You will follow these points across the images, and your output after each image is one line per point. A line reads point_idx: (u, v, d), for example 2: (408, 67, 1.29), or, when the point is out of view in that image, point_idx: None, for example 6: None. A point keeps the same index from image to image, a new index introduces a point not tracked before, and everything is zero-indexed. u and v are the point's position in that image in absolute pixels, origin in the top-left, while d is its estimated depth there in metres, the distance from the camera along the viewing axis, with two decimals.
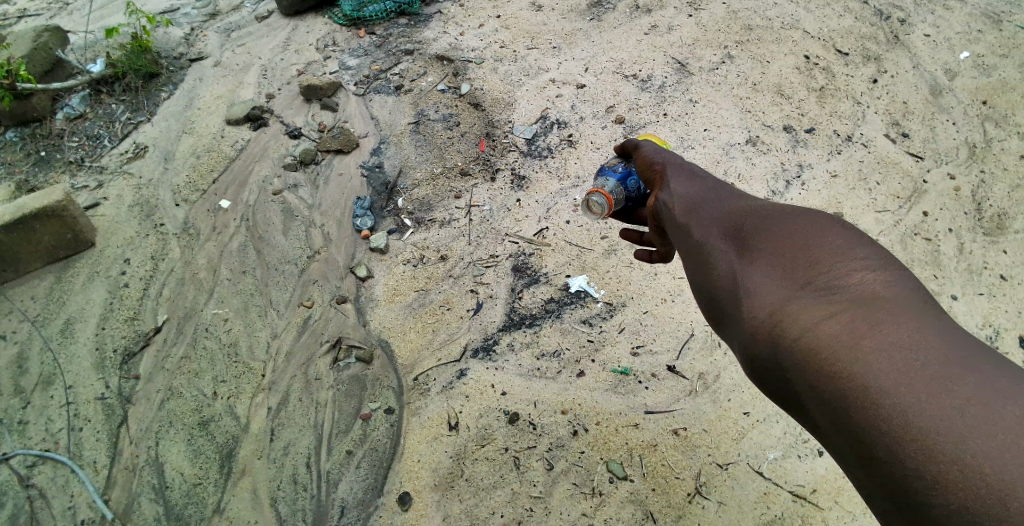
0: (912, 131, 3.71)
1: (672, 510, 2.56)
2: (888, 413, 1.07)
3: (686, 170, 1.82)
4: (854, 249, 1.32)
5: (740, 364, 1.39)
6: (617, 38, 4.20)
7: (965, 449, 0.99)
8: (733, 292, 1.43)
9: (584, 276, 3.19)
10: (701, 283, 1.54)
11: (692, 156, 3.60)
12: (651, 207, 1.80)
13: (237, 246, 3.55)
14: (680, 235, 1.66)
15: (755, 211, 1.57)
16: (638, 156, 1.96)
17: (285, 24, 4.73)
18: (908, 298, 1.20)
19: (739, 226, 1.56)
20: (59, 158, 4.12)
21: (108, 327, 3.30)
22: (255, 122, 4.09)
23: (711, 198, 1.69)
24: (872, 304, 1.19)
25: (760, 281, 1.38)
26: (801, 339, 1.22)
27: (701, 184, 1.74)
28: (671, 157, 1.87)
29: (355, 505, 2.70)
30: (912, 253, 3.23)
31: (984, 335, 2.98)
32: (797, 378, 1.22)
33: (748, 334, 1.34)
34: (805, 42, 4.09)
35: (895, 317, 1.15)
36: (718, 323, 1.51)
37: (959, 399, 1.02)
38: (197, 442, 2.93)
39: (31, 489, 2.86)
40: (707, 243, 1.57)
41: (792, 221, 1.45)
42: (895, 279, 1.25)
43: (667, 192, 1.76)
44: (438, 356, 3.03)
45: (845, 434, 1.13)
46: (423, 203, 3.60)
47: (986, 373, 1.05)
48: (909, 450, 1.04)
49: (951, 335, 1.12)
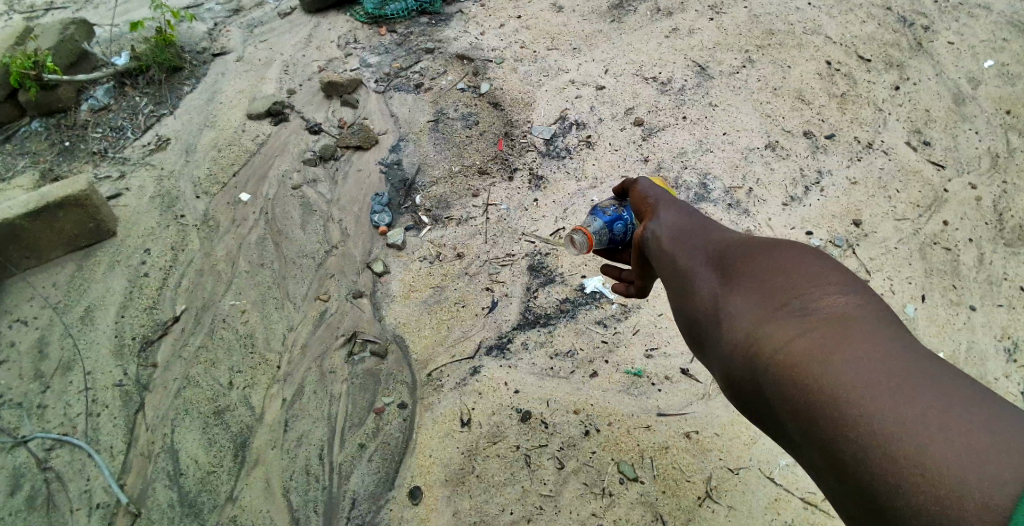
0: (934, 139, 3.67)
1: (682, 513, 2.56)
2: (856, 420, 1.08)
3: (676, 200, 1.86)
4: (830, 267, 1.34)
5: (721, 382, 1.40)
6: (638, 40, 4.20)
7: (933, 458, 0.99)
8: (712, 312, 1.45)
9: (599, 277, 3.20)
10: (684, 304, 1.56)
11: (711, 160, 3.59)
12: (638, 233, 1.83)
13: (255, 239, 3.59)
14: (667, 257, 1.68)
15: (739, 236, 1.60)
16: (630, 187, 1.99)
17: (307, 21, 4.77)
18: (882, 316, 1.22)
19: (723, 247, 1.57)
20: (83, 148, 4.18)
21: (127, 315, 3.36)
22: (276, 117, 4.13)
23: (698, 223, 1.72)
24: (847, 320, 1.20)
25: (739, 301, 1.40)
26: (777, 355, 1.23)
27: (689, 212, 1.78)
28: (662, 190, 1.91)
29: (366, 498, 2.73)
30: (931, 262, 3.20)
31: (1001, 348, 2.95)
32: (772, 394, 1.23)
33: (726, 353, 1.36)
34: (827, 48, 4.07)
35: (869, 333, 1.16)
36: (701, 344, 1.52)
37: (923, 406, 1.03)
38: (212, 431, 2.97)
39: (48, 472, 2.90)
40: (689, 263, 1.60)
41: (772, 241, 1.48)
42: (870, 297, 1.26)
43: (656, 218, 1.79)
44: (452, 352, 3.05)
45: (818, 447, 1.14)
46: (440, 201, 3.62)
47: (958, 387, 1.06)
48: (876, 456, 1.04)
49: (926, 353, 1.13)
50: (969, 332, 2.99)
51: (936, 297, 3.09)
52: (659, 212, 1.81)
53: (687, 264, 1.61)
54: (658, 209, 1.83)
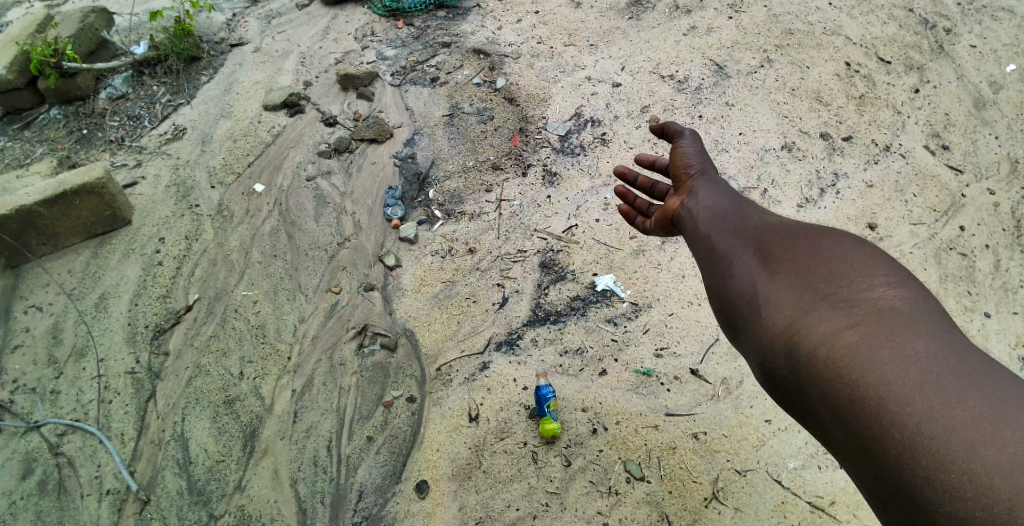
0: (953, 143, 3.63)
1: (688, 514, 2.55)
2: (900, 422, 1.18)
3: (715, 183, 2.06)
4: (871, 261, 1.47)
5: (756, 370, 1.50)
6: (655, 38, 4.18)
7: (976, 462, 1.09)
8: (749, 297, 1.57)
9: (610, 275, 3.19)
10: (719, 289, 1.67)
11: (726, 160, 3.57)
12: (680, 211, 2.04)
13: (268, 230, 3.61)
14: (707, 244, 1.81)
15: (779, 227, 1.71)
16: (676, 162, 2.18)
17: (325, 13, 4.78)
18: (920, 310, 1.34)
19: (762, 238, 1.70)
20: (100, 136, 4.22)
21: (141, 303, 3.39)
22: (292, 108, 4.15)
23: (736, 212, 1.88)
24: (886, 314, 1.32)
25: (780, 292, 1.51)
26: (819, 348, 1.34)
27: (728, 198, 1.96)
28: (702, 166, 2.14)
29: (373, 491, 2.74)
30: (946, 267, 3.17)
31: (1016, 355, 2.91)
32: (810, 383, 1.34)
33: (764, 341, 1.47)
34: (846, 49, 4.03)
35: (911, 329, 1.28)
36: (732, 332, 1.63)
37: (966, 411, 1.14)
38: (222, 420, 3.00)
39: (60, 457, 2.94)
40: (729, 249, 1.73)
41: (814, 235, 1.60)
42: (911, 292, 1.38)
43: (695, 199, 2.02)
44: (461, 347, 3.06)
45: (857, 441, 1.24)
46: (454, 195, 3.62)
47: (993, 387, 1.17)
48: (921, 457, 1.15)
49: (963, 351, 1.25)
50: (983, 340, 2.95)
51: (950, 303, 3.05)
52: (699, 197, 2.02)
53: (728, 255, 1.72)
54: (697, 193, 2.04)
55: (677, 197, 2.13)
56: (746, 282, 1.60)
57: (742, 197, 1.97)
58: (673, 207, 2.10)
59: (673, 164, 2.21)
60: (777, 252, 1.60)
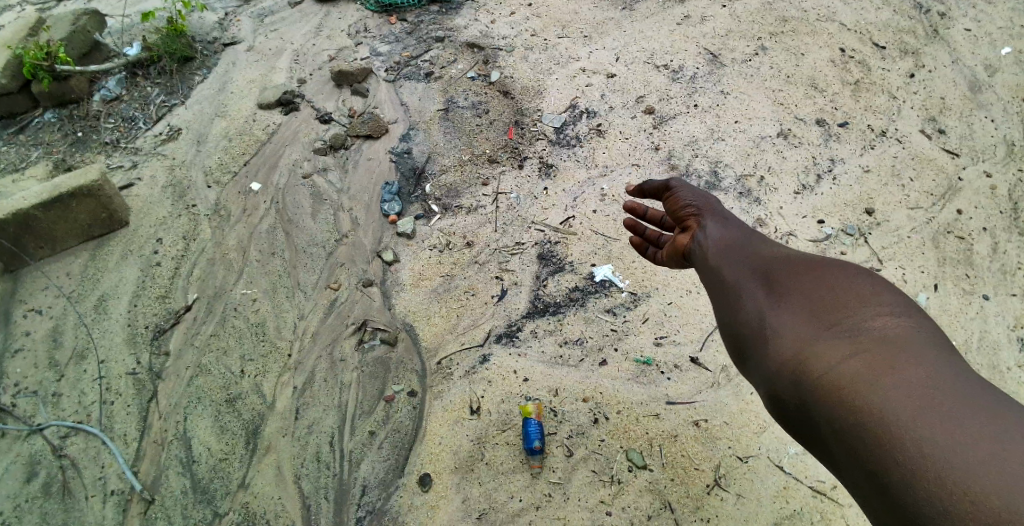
0: (949, 127, 3.63)
1: (690, 501, 2.57)
2: (901, 443, 1.22)
3: (722, 215, 2.05)
4: (876, 290, 1.49)
5: (764, 397, 1.53)
6: (649, 28, 4.17)
7: (973, 482, 1.14)
8: (756, 326, 1.59)
9: (609, 266, 3.20)
10: (729, 319, 1.69)
11: (722, 148, 3.57)
12: (689, 244, 2.03)
13: (266, 228, 3.61)
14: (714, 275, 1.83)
15: (785, 258, 1.73)
16: (675, 199, 2.18)
17: (318, 10, 4.77)
18: (923, 338, 1.37)
19: (769, 268, 1.71)
20: (95, 138, 4.20)
21: (140, 304, 3.39)
22: (287, 106, 4.14)
23: (744, 244, 1.89)
24: (890, 343, 1.36)
25: (786, 321, 1.53)
26: (825, 376, 1.37)
27: (736, 232, 1.96)
28: (706, 200, 2.13)
29: (376, 485, 2.75)
30: (944, 251, 3.17)
31: (1015, 337, 2.91)
32: (817, 410, 1.38)
33: (772, 370, 1.50)
34: (841, 35, 4.03)
35: (913, 357, 1.31)
36: (740, 360, 1.65)
37: (965, 433, 1.18)
38: (224, 418, 3.00)
39: (63, 459, 2.94)
40: (736, 280, 1.75)
41: (820, 266, 1.62)
42: (916, 323, 1.41)
43: (704, 231, 2.01)
44: (461, 340, 3.06)
45: (862, 464, 1.28)
46: (450, 189, 3.62)
47: (991, 410, 1.22)
48: (922, 478, 1.19)
49: (963, 377, 1.29)
50: (982, 322, 2.96)
51: (949, 287, 3.06)
52: (709, 231, 2.00)
53: (736, 284, 1.74)
54: (705, 226, 2.02)
55: (684, 232, 2.12)
56: (753, 312, 1.62)
57: (749, 231, 1.97)
58: (681, 243, 2.09)
59: (674, 198, 2.21)
60: (784, 283, 1.62)
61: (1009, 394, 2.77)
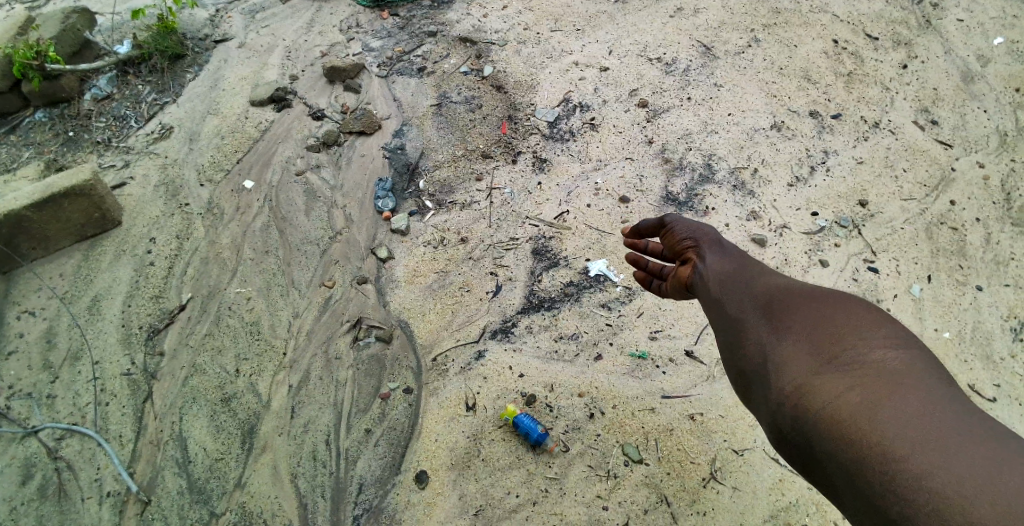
0: (942, 118, 3.63)
1: (687, 495, 2.57)
2: (904, 474, 1.21)
3: (721, 243, 1.90)
4: (876, 321, 1.47)
5: (767, 430, 1.51)
6: (642, 21, 4.16)
7: (976, 513, 1.13)
8: (758, 359, 1.55)
9: (603, 260, 3.19)
10: (730, 352, 1.65)
11: (716, 141, 3.56)
12: (690, 277, 1.87)
13: (259, 226, 3.59)
14: (715, 306, 1.76)
15: (786, 288, 1.67)
16: (673, 225, 2.04)
17: (309, 6, 4.74)
18: (922, 368, 1.36)
19: (770, 299, 1.65)
20: (87, 138, 4.18)
21: (134, 305, 3.37)
22: (279, 103, 4.12)
23: (744, 272, 1.79)
24: (890, 373, 1.34)
25: (789, 354, 1.50)
26: (826, 409, 1.36)
27: (736, 261, 1.82)
28: (702, 228, 1.98)
29: (373, 483, 2.75)
30: (937, 242, 3.18)
31: (1008, 328, 2.92)
32: (818, 442, 1.36)
33: (774, 403, 1.48)
34: (834, 27, 4.02)
35: (913, 386, 1.30)
36: (743, 392, 1.62)
37: (967, 462, 1.18)
38: (220, 418, 3.00)
39: (59, 461, 2.93)
40: (738, 312, 1.68)
41: (820, 297, 1.58)
42: (914, 353, 1.40)
43: (704, 261, 1.85)
44: (456, 337, 3.06)
45: (863, 495, 1.27)
46: (444, 185, 3.61)
47: (991, 440, 1.21)
48: (923, 509, 1.18)
49: (961, 407, 1.28)
50: (976, 313, 2.97)
51: (942, 278, 3.06)
52: (710, 260, 1.84)
53: (737, 315, 1.68)
54: (703, 253, 1.87)
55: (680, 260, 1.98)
56: (755, 344, 1.59)
57: (749, 259, 1.84)
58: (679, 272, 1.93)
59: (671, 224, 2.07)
60: (786, 313, 1.58)
61: (1003, 384, 2.78)
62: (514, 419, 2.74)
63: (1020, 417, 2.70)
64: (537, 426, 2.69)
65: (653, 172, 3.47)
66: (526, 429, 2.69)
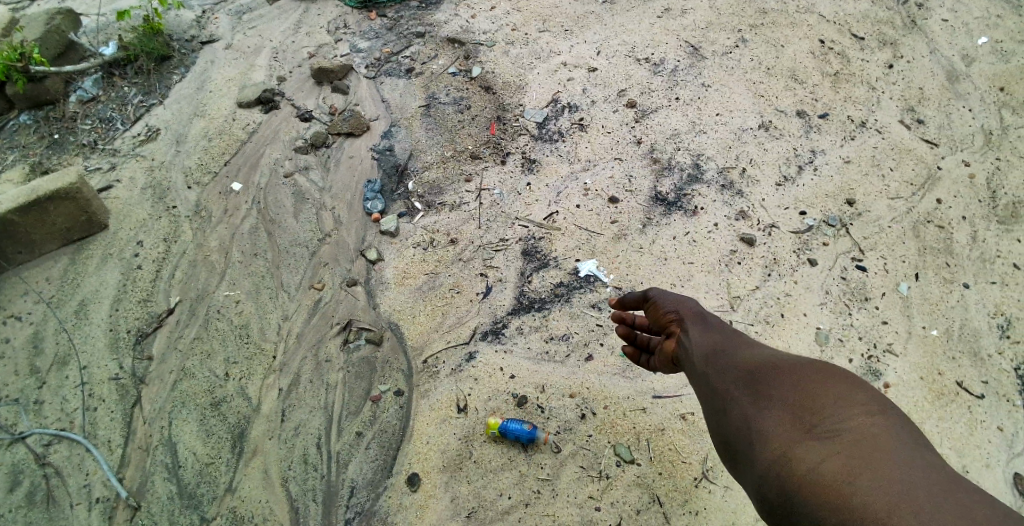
0: (928, 117, 3.66)
1: (678, 494, 2.58)
2: None
3: (701, 314, 1.97)
4: (852, 389, 1.51)
5: (755, 501, 1.53)
6: (630, 21, 4.17)
7: None
8: (742, 431, 1.59)
9: (593, 261, 3.20)
10: (716, 423, 1.68)
11: (704, 141, 3.58)
12: (673, 348, 1.93)
13: (248, 229, 3.57)
14: (699, 376, 1.79)
15: (766, 358, 1.71)
16: (656, 296, 2.10)
17: (296, 7, 4.71)
18: (897, 435, 1.40)
19: (751, 369, 1.69)
20: (73, 141, 4.13)
21: (121, 309, 3.34)
22: (266, 105, 4.10)
23: (725, 342, 1.84)
24: (866, 441, 1.38)
25: (770, 425, 1.54)
26: (808, 479, 1.39)
27: (718, 333, 1.87)
28: (683, 299, 2.04)
29: (364, 486, 2.74)
30: (924, 240, 3.20)
31: (994, 325, 2.95)
32: (802, 512, 1.39)
33: (760, 474, 1.50)
34: (820, 27, 4.05)
35: (888, 455, 1.34)
36: (732, 464, 1.64)
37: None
38: (209, 422, 2.97)
39: (46, 467, 2.90)
40: (720, 383, 1.72)
41: (797, 367, 1.62)
42: (890, 419, 1.43)
43: (685, 333, 1.91)
44: (447, 338, 3.05)
45: None
46: (433, 187, 3.60)
47: (965, 507, 1.25)
48: None
49: (936, 474, 1.32)
50: (963, 310, 2.99)
51: (930, 276, 3.09)
52: (691, 331, 1.91)
53: (720, 385, 1.71)
54: (686, 326, 1.94)
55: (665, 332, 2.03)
56: (738, 415, 1.62)
57: (731, 331, 1.90)
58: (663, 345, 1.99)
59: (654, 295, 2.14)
60: (766, 385, 1.62)
61: (991, 381, 2.81)
62: (501, 427, 2.72)
63: (1007, 413, 2.73)
64: (525, 425, 2.69)
65: (642, 173, 3.48)
66: (516, 432, 2.69)
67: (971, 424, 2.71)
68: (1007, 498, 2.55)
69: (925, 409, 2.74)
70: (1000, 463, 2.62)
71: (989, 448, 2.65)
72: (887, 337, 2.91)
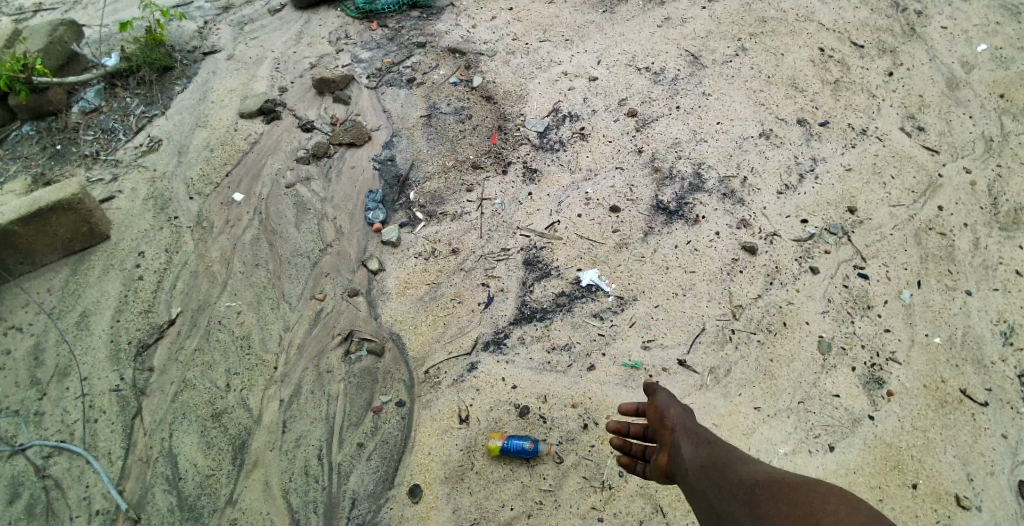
0: (928, 124, 3.66)
1: (682, 505, 2.56)
2: None
3: (696, 429, 1.95)
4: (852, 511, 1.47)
5: None
6: (630, 30, 4.18)
7: None
8: None
9: (595, 270, 3.19)
10: None
11: (705, 149, 3.58)
12: (670, 468, 1.92)
13: (249, 239, 3.57)
14: (701, 501, 1.77)
15: (765, 481, 1.69)
16: (653, 404, 2.07)
17: (298, 18, 4.73)
18: None
19: (751, 497, 1.67)
20: (75, 151, 4.14)
21: (123, 319, 3.34)
22: (268, 115, 4.11)
23: (724, 461, 1.83)
24: None
25: None
26: None
27: (713, 449, 1.87)
28: (679, 413, 2.02)
29: (366, 498, 2.73)
30: (926, 247, 3.20)
31: (998, 332, 2.94)
32: None
33: None
34: (820, 35, 4.06)
35: None
36: None
37: None
38: (210, 433, 2.97)
39: (47, 479, 2.89)
40: (723, 510, 1.69)
41: (797, 490, 1.60)
42: None
43: (680, 451, 1.90)
44: (448, 348, 3.05)
45: None
46: (434, 196, 3.61)
47: None
48: None
49: None
50: (965, 318, 2.98)
51: (932, 283, 3.08)
52: (686, 449, 1.90)
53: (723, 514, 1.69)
54: (679, 441, 1.93)
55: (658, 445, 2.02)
56: None
57: (726, 446, 1.89)
58: (657, 458, 1.97)
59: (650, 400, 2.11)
60: (768, 513, 1.59)
61: (995, 389, 2.80)
62: (503, 446, 2.69)
63: (1011, 420, 2.72)
64: (526, 444, 2.66)
65: (643, 182, 3.48)
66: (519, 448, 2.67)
67: (976, 432, 2.69)
68: (1012, 507, 2.54)
69: (928, 417, 2.73)
70: (1004, 471, 2.61)
71: (993, 456, 2.64)
72: (890, 345, 2.90)
